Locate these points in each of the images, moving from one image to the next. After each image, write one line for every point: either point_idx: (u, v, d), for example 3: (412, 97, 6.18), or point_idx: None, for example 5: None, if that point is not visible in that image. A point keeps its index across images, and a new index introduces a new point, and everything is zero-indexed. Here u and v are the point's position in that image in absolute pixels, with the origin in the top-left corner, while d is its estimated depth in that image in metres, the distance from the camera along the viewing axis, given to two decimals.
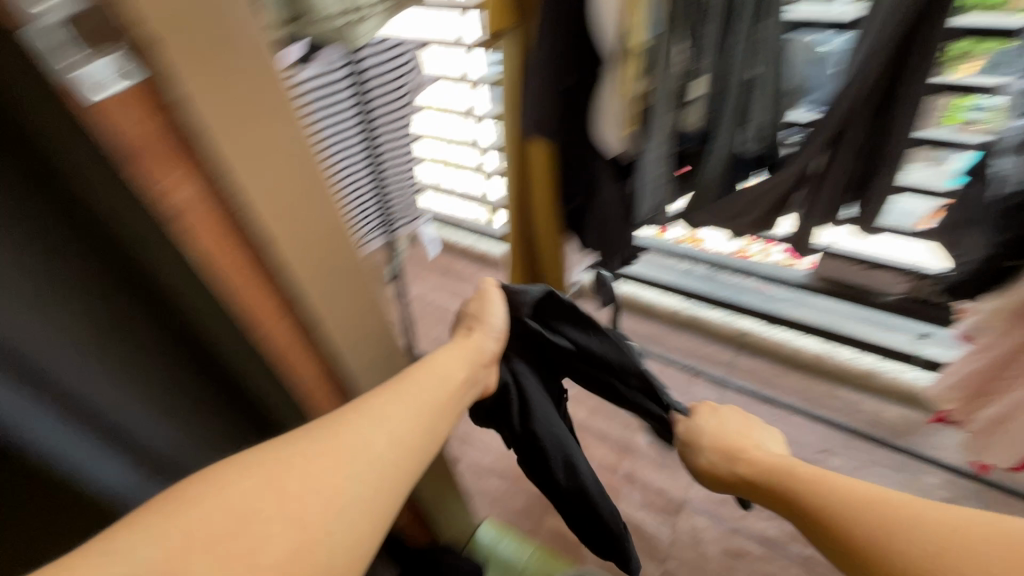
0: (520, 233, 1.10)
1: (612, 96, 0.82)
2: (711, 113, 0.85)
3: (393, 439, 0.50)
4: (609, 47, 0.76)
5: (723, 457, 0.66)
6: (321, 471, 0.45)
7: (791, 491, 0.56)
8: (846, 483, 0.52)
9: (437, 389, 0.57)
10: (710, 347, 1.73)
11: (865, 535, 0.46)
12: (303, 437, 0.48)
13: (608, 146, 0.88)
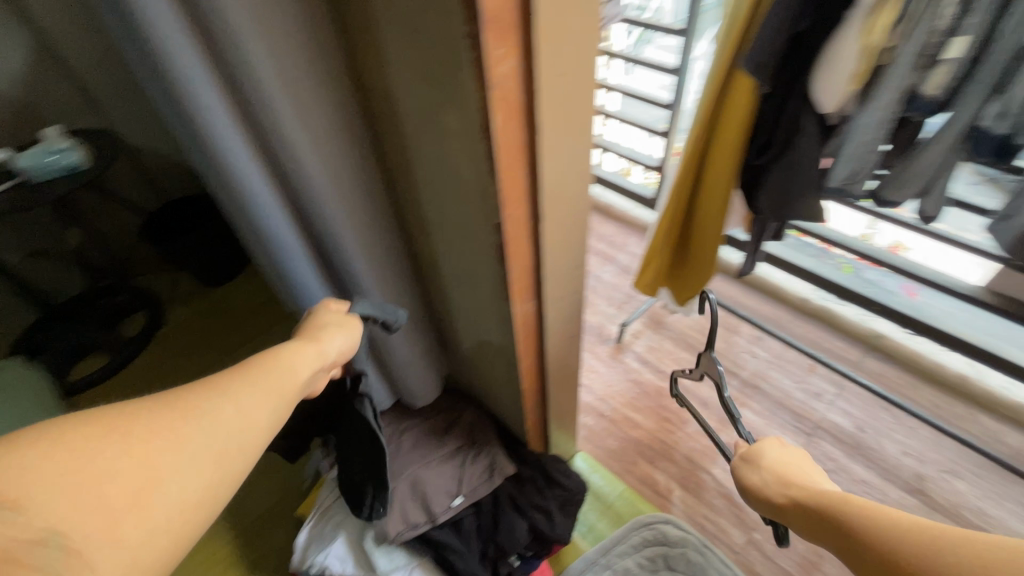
0: (685, 177, 1.07)
1: (851, 46, 0.78)
2: (962, 78, 0.77)
3: (231, 417, 0.42)
4: None
5: (773, 477, 0.60)
6: (151, 450, 0.37)
7: (842, 534, 0.46)
8: (902, 526, 0.42)
9: (278, 379, 0.49)
10: (835, 342, 1.64)
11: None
12: (98, 415, 0.37)
13: (824, 102, 0.84)
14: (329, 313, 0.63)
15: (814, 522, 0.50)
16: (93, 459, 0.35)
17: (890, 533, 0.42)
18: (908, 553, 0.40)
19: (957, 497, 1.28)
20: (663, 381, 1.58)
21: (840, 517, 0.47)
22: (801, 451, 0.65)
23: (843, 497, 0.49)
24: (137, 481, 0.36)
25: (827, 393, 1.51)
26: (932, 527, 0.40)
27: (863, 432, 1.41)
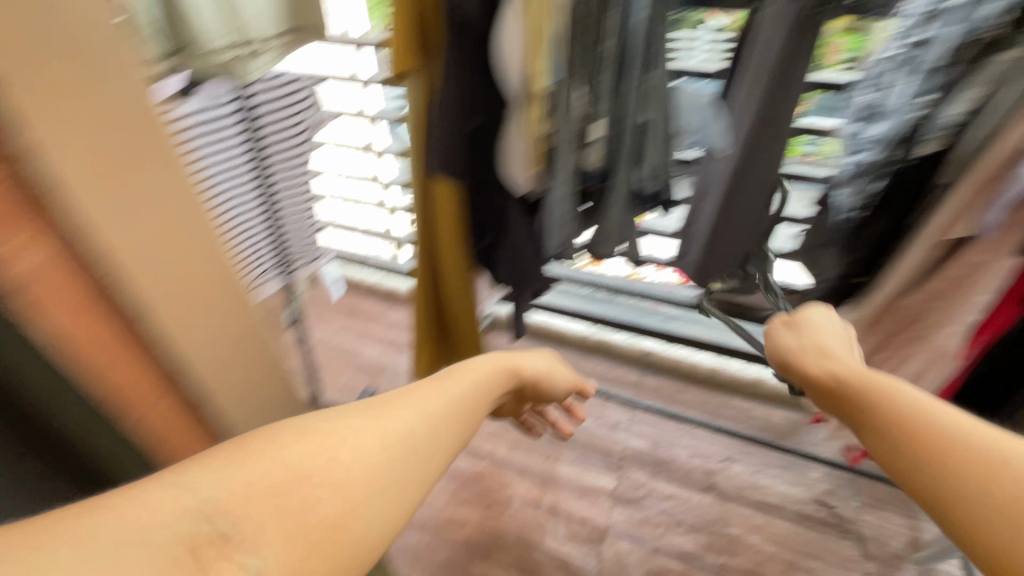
0: (425, 271, 1.06)
1: (516, 134, 0.84)
2: (611, 152, 0.88)
3: (415, 432, 0.45)
4: (512, 91, 0.79)
5: (812, 353, 0.61)
6: (366, 444, 0.42)
7: (924, 453, 0.40)
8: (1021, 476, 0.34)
9: (460, 402, 0.52)
10: (617, 370, 1.80)
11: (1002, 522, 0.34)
12: (323, 422, 0.43)
13: (515, 184, 0.90)
14: (535, 351, 0.81)
15: (875, 420, 0.45)
16: (300, 483, 0.38)
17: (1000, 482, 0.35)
18: (955, 439, 0.39)
19: (737, 481, 1.45)
20: (480, 463, 1.53)
21: (922, 437, 0.40)
22: (832, 312, 0.70)
23: (926, 409, 0.42)
24: (337, 507, 0.38)
25: (622, 420, 1.62)
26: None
27: (658, 448, 1.54)
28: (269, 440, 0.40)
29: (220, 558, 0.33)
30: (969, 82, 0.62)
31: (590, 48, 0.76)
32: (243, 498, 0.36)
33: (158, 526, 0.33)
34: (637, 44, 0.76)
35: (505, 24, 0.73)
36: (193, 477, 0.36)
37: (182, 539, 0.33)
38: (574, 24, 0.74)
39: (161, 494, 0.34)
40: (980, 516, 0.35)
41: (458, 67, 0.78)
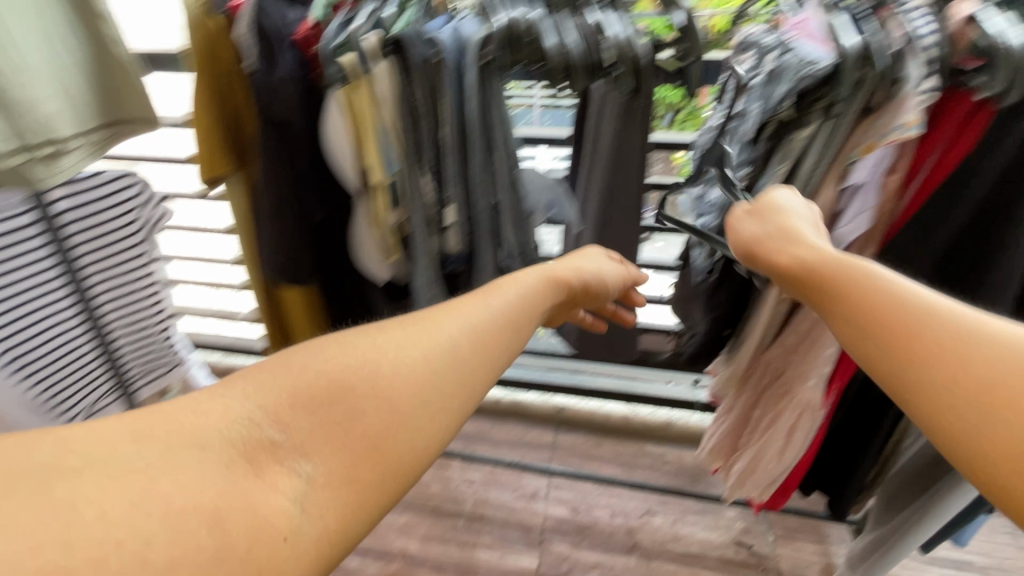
0: None
1: (366, 227, 0.80)
2: (470, 236, 0.83)
3: (458, 347, 0.45)
4: (351, 183, 0.74)
5: (775, 233, 0.56)
6: (408, 357, 0.42)
7: (894, 350, 0.39)
8: (985, 361, 0.34)
9: (506, 311, 0.52)
10: (531, 432, 1.74)
11: (970, 412, 0.33)
12: (365, 338, 0.42)
13: (374, 273, 0.84)
14: (585, 254, 0.72)
15: (846, 313, 0.44)
16: (342, 394, 0.37)
17: (966, 367, 0.35)
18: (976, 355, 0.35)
19: (659, 534, 1.43)
20: (391, 565, 1.40)
21: (898, 330, 0.39)
22: (794, 194, 0.61)
23: (896, 297, 0.41)
24: (379, 421, 0.38)
25: (541, 487, 1.55)
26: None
27: (578, 513, 1.48)
28: (310, 356, 0.39)
29: (272, 463, 0.33)
30: (776, 160, 0.64)
31: (428, 134, 0.73)
32: (290, 409, 0.36)
33: (211, 430, 0.33)
34: (476, 128, 0.72)
35: (329, 117, 0.69)
36: (245, 392, 0.36)
37: (229, 446, 0.33)
38: (406, 112, 0.71)
39: (208, 405, 0.34)
40: (952, 419, 0.34)
41: (278, 164, 0.69)
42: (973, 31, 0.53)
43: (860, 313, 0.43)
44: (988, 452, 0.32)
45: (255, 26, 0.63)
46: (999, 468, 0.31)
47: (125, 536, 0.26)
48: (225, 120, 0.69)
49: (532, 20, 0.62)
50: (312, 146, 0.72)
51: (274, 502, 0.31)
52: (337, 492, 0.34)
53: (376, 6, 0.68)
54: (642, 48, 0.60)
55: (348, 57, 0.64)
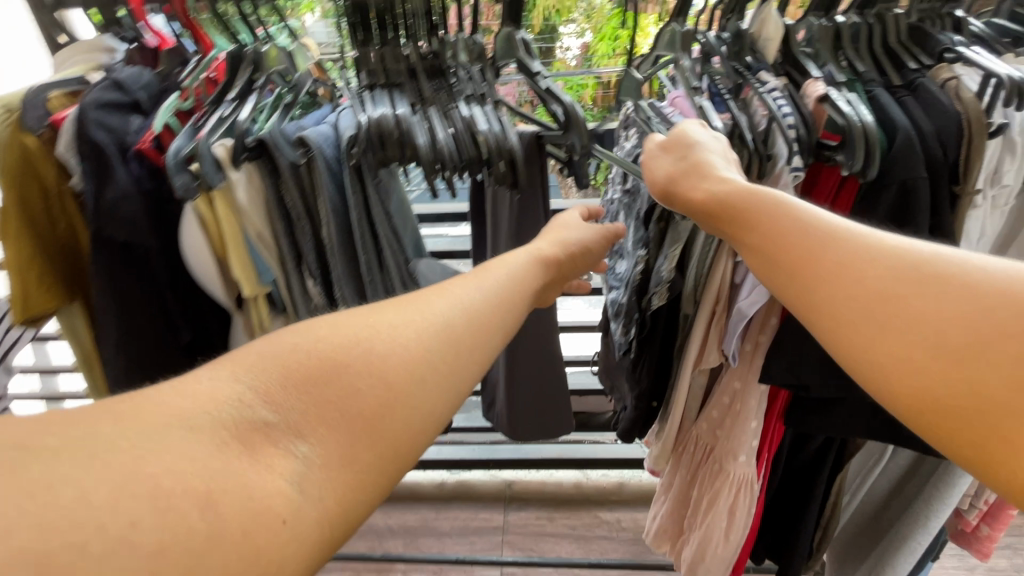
0: None
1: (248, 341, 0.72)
2: None
3: (455, 324, 0.41)
4: (222, 298, 0.66)
5: (688, 171, 0.52)
6: (403, 336, 0.37)
7: (801, 276, 0.42)
8: (881, 276, 0.38)
9: (512, 284, 0.48)
10: (480, 515, 1.61)
11: (870, 326, 0.37)
12: (355, 316, 0.38)
13: None
14: (570, 216, 0.63)
15: (756, 245, 0.45)
16: (340, 371, 0.34)
17: (865, 283, 0.38)
18: (907, 288, 0.37)
19: None
20: None
21: (803, 254, 0.41)
22: (711, 129, 0.55)
23: (802, 222, 0.43)
24: (377, 396, 0.34)
25: None
26: (915, 269, 0.37)
27: None
28: (305, 331, 0.36)
29: (266, 445, 0.30)
30: (668, 243, 0.62)
31: (307, 238, 0.66)
32: (286, 389, 0.32)
33: (198, 412, 0.30)
34: (361, 229, 0.66)
35: (184, 230, 0.61)
36: (237, 369, 0.33)
37: (225, 426, 0.30)
38: (279, 217, 0.64)
39: (196, 387, 0.31)
40: (876, 344, 0.37)
41: (123, 291, 0.61)
42: (828, 109, 0.54)
43: (786, 253, 0.43)
44: (884, 362, 0.36)
45: (79, 142, 0.56)
46: (897, 372, 0.36)
47: (106, 517, 0.24)
48: (51, 243, 0.60)
49: (400, 118, 0.58)
50: (169, 263, 0.63)
51: (273, 483, 0.28)
52: (336, 473, 0.31)
53: (230, 111, 0.62)
54: (516, 142, 0.57)
55: (196, 167, 0.57)
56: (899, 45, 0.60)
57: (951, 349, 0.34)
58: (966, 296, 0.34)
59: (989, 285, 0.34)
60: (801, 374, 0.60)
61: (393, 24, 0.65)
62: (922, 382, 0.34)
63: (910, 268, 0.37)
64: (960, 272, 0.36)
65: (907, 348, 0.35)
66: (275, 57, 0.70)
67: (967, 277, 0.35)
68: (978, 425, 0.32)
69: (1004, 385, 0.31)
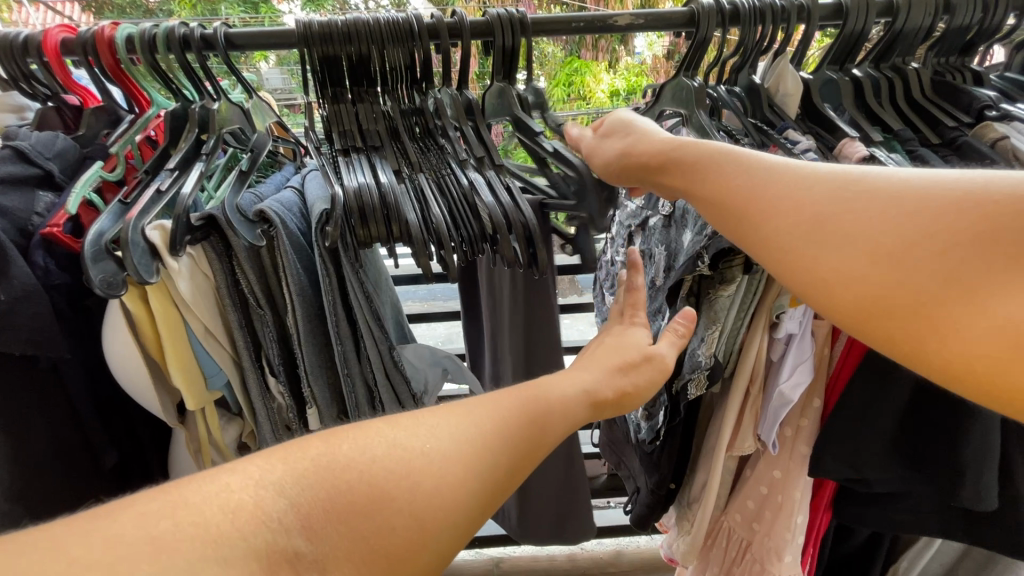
0: None
1: (192, 457, 0.59)
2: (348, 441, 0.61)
3: (499, 431, 0.34)
4: (162, 412, 0.54)
5: (635, 139, 0.47)
6: (445, 449, 0.32)
7: (745, 221, 0.38)
8: (817, 202, 0.35)
9: (566, 416, 0.39)
10: None
11: (810, 253, 0.34)
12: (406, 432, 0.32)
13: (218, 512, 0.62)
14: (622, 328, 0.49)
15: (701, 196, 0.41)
16: (384, 499, 0.28)
17: (809, 214, 0.35)
18: (838, 206, 0.34)
19: None
20: None
21: (746, 195, 0.38)
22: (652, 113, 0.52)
23: (743, 166, 0.39)
24: (407, 532, 0.28)
25: None
26: (850, 185, 0.34)
27: None
28: (359, 442, 0.30)
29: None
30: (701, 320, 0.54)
31: (267, 327, 0.54)
32: (327, 516, 0.27)
33: (235, 538, 0.24)
34: (336, 318, 0.53)
35: (109, 330, 0.50)
36: (282, 479, 0.27)
37: (255, 559, 0.24)
38: (231, 303, 0.52)
39: (238, 501, 0.26)
40: (824, 275, 0.33)
41: (26, 425, 0.48)
42: (873, 171, 0.48)
43: (729, 199, 0.39)
44: (833, 283, 0.33)
45: None
46: (847, 291, 0.32)
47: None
48: None
49: (385, 190, 0.48)
50: (91, 378, 0.52)
51: None
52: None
53: (169, 183, 0.51)
54: (531, 213, 0.48)
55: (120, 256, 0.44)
56: (927, 99, 0.56)
57: (894, 260, 0.31)
58: (901, 205, 0.32)
59: (909, 191, 0.32)
60: (859, 466, 0.52)
61: (368, 77, 0.57)
62: (866, 295, 0.32)
63: (843, 186, 0.35)
64: (891, 187, 0.33)
65: (844, 267, 0.33)
66: (226, 113, 0.58)
67: (896, 186, 0.33)
68: (908, 321, 0.30)
69: (942, 282, 0.29)
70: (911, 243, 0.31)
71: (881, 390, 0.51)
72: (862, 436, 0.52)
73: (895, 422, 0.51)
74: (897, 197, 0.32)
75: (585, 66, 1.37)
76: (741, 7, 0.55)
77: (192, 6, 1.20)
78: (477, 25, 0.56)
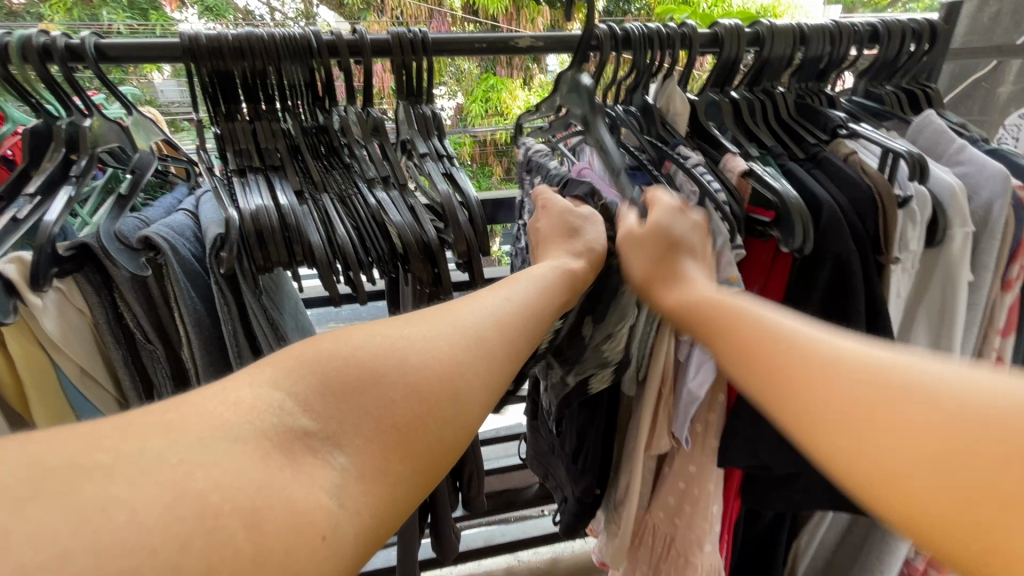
0: None
1: None
2: None
3: (486, 333, 0.36)
4: None
5: (661, 268, 0.46)
6: (435, 343, 0.33)
7: (770, 383, 0.33)
8: (862, 373, 0.29)
9: (541, 293, 0.42)
10: None
11: (850, 441, 0.28)
12: (397, 327, 0.33)
13: None
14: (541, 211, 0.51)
15: (724, 352, 0.37)
16: (375, 381, 0.29)
17: (837, 388, 0.30)
18: (877, 388, 0.28)
19: None
20: None
21: (767, 355, 0.34)
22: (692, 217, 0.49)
23: (764, 323, 0.36)
24: (414, 410, 0.29)
25: None
26: (887, 367, 0.29)
27: None
28: (343, 338, 0.30)
29: (307, 454, 0.26)
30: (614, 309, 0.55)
31: (161, 364, 0.49)
32: (327, 398, 0.28)
33: (243, 420, 0.25)
34: (238, 349, 0.49)
35: None
36: (276, 373, 0.28)
37: (267, 437, 0.25)
38: (114, 338, 0.47)
39: (241, 394, 0.26)
40: (856, 469, 0.28)
41: None
42: (753, 183, 0.53)
43: (750, 360, 0.35)
44: (869, 474, 0.27)
45: None
46: (884, 484, 0.27)
47: (161, 544, 0.20)
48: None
49: (286, 211, 0.46)
50: None
51: (314, 496, 0.24)
52: (373, 487, 0.27)
53: (29, 209, 0.45)
54: (435, 234, 0.48)
55: None
56: (792, 119, 0.63)
57: (948, 474, 0.25)
58: (951, 403, 0.26)
59: (961, 384, 0.26)
60: (760, 454, 0.57)
61: (266, 95, 0.54)
62: (912, 499, 0.26)
63: (877, 365, 0.29)
64: (940, 373, 0.27)
65: (888, 451, 0.27)
66: (99, 130, 0.53)
67: (939, 377, 0.27)
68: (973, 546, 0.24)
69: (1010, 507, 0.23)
70: (968, 446, 0.25)
71: None
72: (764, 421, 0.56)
73: None
74: (950, 392, 0.26)
75: (501, 83, 1.45)
76: (632, 33, 0.59)
77: (67, 11, 1.24)
78: (378, 42, 0.55)
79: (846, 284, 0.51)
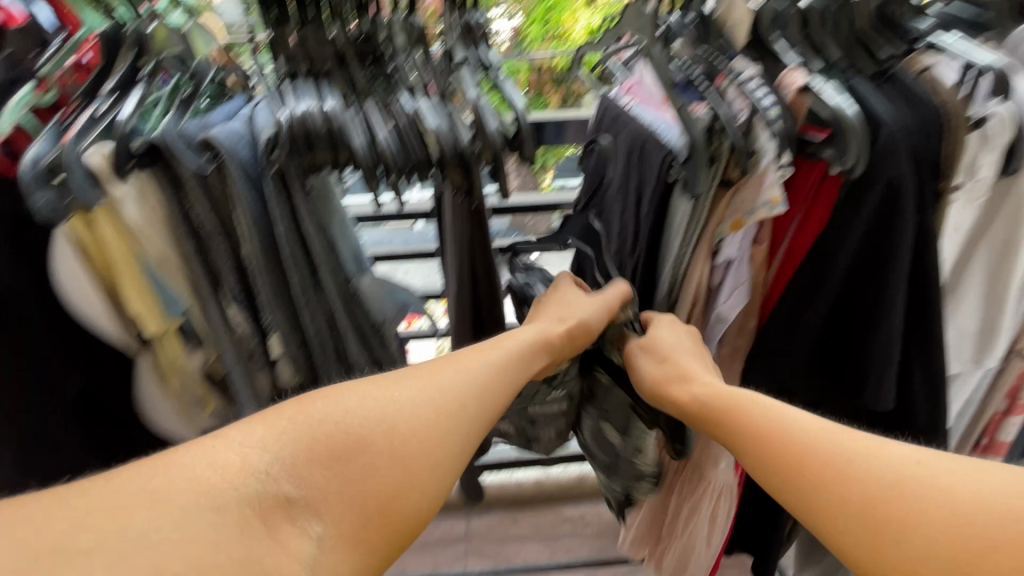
0: None
1: (154, 384, 0.62)
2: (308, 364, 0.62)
3: (464, 392, 0.44)
4: (119, 338, 0.56)
5: (666, 371, 0.53)
6: (410, 403, 0.41)
7: (806, 484, 0.39)
8: (875, 475, 0.37)
9: (519, 360, 0.48)
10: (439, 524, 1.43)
11: (875, 537, 0.36)
12: (381, 388, 0.41)
13: (180, 434, 0.66)
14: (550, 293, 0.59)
15: (752, 451, 0.43)
16: (360, 445, 0.38)
17: (865, 491, 0.37)
18: (897, 493, 0.36)
19: None
20: None
21: (796, 459, 0.40)
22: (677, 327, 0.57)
23: (782, 425, 0.43)
24: (392, 480, 0.37)
25: None
26: (899, 474, 0.37)
27: None
28: (332, 400, 0.39)
29: (285, 521, 0.33)
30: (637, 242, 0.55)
31: (223, 257, 0.54)
32: (311, 466, 0.36)
33: (222, 490, 0.32)
34: (290, 248, 0.53)
35: (57, 254, 0.50)
36: (264, 439, 0.36)
37: (247, 505, 0.32)
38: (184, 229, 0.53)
39: (225, 460, 0.34)
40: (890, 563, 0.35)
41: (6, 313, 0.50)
42: (809, 101, 0.50)
43: (781, 462, 0.41)
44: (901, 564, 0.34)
45: None
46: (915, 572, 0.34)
47: None
48: None
49: (331, 114, 0.48)
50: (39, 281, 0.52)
51: (288, 565, 0.31)
52: (343, 556, 0.34)
53: (107, 106, 0.50)
54: (470, 141, 0.49)
55: (62, 179, 0.44)
56: (869, 29, 0.57)
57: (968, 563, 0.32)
58: (954, 501, 0.35)
59: (952, 487, 0.35)
60: (782, 377, 0.60)
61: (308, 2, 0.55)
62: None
63: (892, 471, 0.37)
64: (938, 477, 0.36)
65: (918, 550, 0.34)
66: (164, 37, 0.57)
67: (938, 480, 0.36)
68: None
69: None
70: (979, 541, 0.33)
71: (816, 289, 0.55)
72: (787, 347, 0.58)
73: (814, 335, 0.57)
74: (950, 492, 0.35)
75: None
76: None
77: None
78: None
79: (885, 246, 0.51)
